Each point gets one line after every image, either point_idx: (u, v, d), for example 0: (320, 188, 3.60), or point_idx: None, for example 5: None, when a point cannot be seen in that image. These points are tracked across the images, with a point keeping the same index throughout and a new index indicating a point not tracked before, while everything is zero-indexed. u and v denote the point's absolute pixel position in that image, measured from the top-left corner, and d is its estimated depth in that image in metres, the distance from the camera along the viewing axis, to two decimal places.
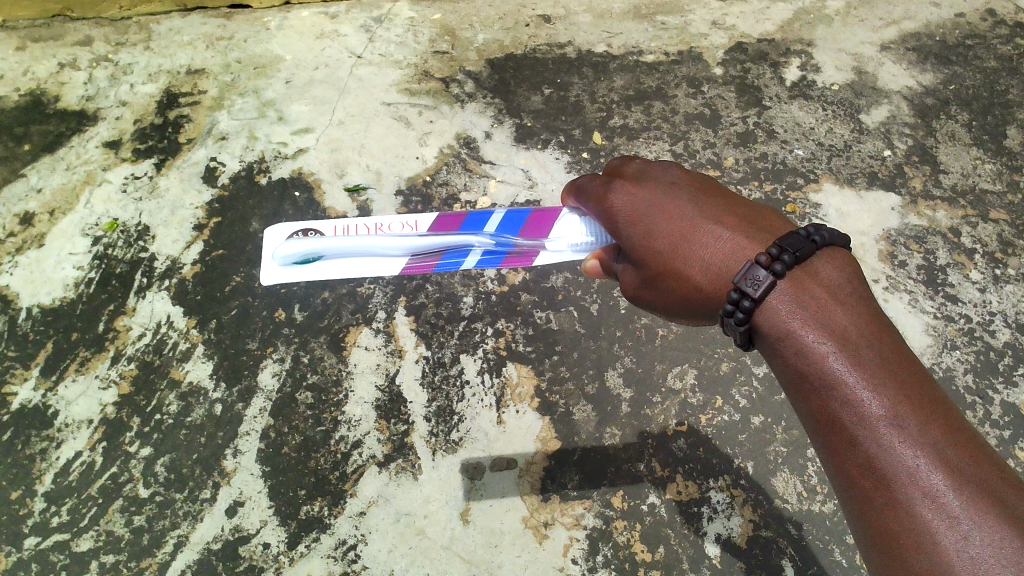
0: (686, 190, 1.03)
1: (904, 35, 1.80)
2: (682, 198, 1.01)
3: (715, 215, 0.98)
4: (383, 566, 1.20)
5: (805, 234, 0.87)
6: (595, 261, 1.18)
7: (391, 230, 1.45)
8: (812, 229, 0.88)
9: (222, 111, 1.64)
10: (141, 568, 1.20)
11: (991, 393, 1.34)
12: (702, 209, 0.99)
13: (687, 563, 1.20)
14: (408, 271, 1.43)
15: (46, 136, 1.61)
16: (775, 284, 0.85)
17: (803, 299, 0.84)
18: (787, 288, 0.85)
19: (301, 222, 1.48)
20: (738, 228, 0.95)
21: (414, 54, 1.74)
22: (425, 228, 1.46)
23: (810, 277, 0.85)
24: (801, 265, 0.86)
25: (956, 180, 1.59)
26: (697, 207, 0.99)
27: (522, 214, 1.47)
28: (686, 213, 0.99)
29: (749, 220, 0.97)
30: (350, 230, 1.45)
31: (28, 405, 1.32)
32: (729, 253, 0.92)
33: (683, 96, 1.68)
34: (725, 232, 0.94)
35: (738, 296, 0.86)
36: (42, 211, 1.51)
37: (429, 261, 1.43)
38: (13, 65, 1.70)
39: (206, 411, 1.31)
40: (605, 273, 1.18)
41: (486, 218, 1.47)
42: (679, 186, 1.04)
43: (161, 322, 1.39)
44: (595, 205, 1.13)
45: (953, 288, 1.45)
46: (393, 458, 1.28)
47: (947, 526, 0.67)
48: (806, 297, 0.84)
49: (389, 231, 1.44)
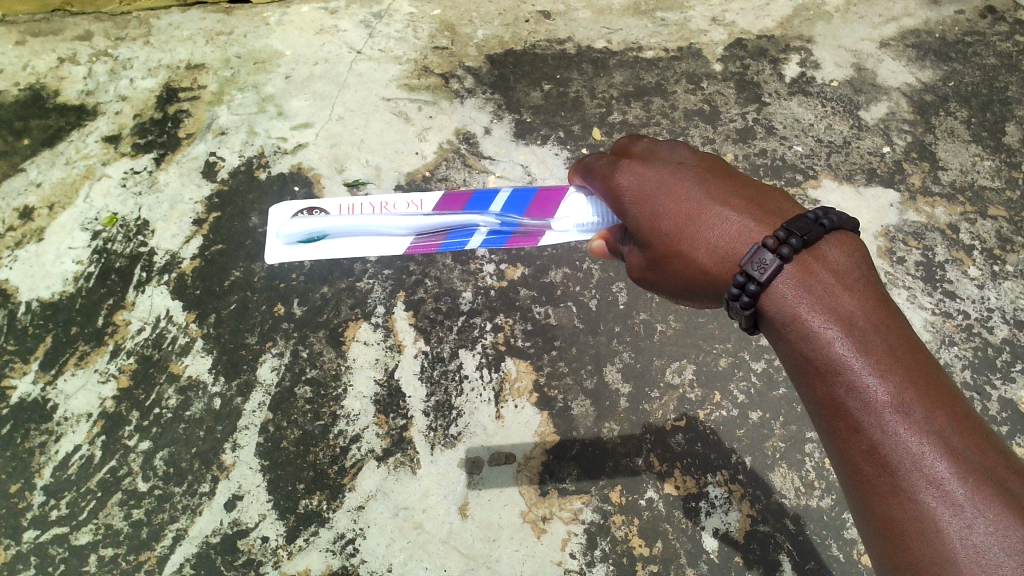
0: (693, 172, 1.03)
1: (903, 32, 1.81)
2: (690, 179, 1.01)
3: (722, 196, 0.97)
4: (382, 560, 1.20)
5: (813, 217, 0.87)
6: (599, 242, 1.21)
7: (396, 208, 1.50)
8: (820, 213, 0.88)
9: (222, 106, 1.64)
10: (140, 561, 1.20)
11: (989, 388, 1.35)
12: (709, 190, 0.99)
13: (685, 558, 1.21)
14: (413, 250, 1.45)
15: (46, 130, 1.61)
16: (781, 268, 0.85)
17: (809, 284, 0.84)
18: (794, 272, 0.85)
19: (303, 201, 1.51)
20: (746, 211, 0.94)
21: (414, 50, 1.74)
22: (429, 207, 1.50)
23: (817, 262, 0.86)
24: (807, 249, 0.86)
25: (955, 177, 1.59)
26: (705, 188, 0.99)
27: (527, 193, 1.52)
28: (693, 194, 0.98)
29: (757, 202, 0.96)
30: (355, 208, 1.50)
31: (27, 399, 1.32)
32: (735, 236, 0.92)
33: (683, 91, 1.68)
34: (733, 214, 0.94)
35: (744, 280, 0.87)
36: (41, 205, 1.52)
37: (434, 240, 1.46)
38: (13, 59, 1.70)
39: (205, 405, 1.31)
40: (609, 254, 1.20)
41: (492, 197, 1.52)
42: (686, 167, 1.04)
43: (160, 317, 1.39)
44: (602, 184, 1.13)
45: (952, 284, 1.46)
46: (392, 452, 1.28)
47: (951, 513, 0.67)
48: (813, 282, 0.84)
49: (394, 211, 1.48)
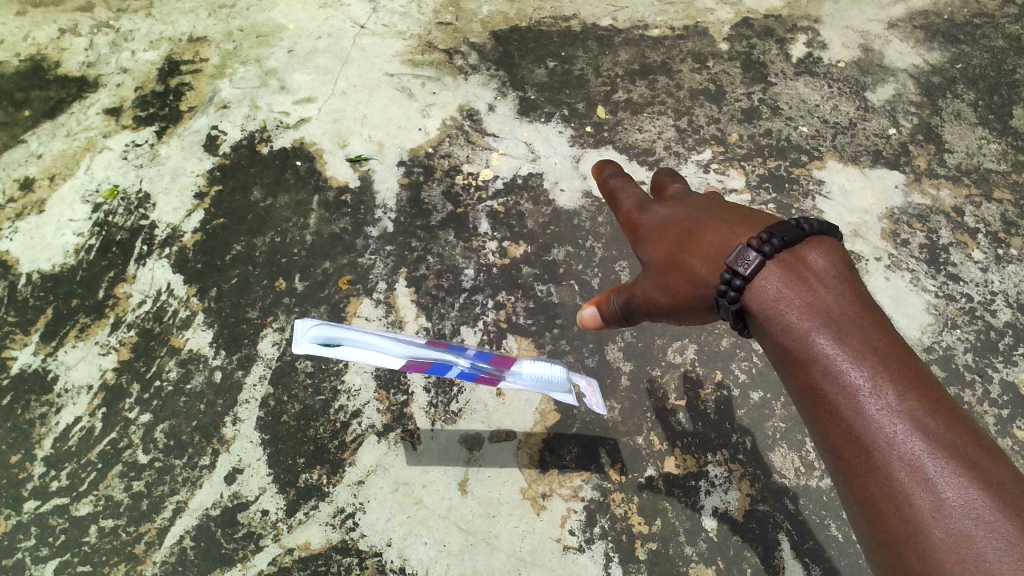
0: (697, 202, 0.98)
1: (911, 12, 1.79)
2: (692, 207, 0.96)
3: (718, 212, 0.92)
4: (381, 535, 1.20)
5: (796, 222, 0.82)
6: (590, 306, 1.06)
7: None
8: (803, 219, 0.83)
9: (224, 80, 1.63)
10: (140, 533, 1.20)
11: (991, 371, 1.35)
12: (706, 212, 0.94)
13: (684, 536, 1.21)
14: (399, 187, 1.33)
15: (47, 102, 1.59)
16: (764, 265, 0.80)
17: (791, 279, 0.79)
18: (776, 268, 0.80)
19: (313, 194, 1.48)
20: (736, 221, 0.89)
21: (417, 25, 1.72)
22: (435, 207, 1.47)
23: (800, 261, 0.80)
24: (790, 249, 0.81)
25: (961, 159, 1.58)
26: (704, 213, 0.94)
27: None
28: (692, 217, 0.93)
29: (746, 215, 0.90)
30: None
31: (27, 370, 1.32)
32: (724, 240, 0.86)
33: (689, 70, 1.67)
34: (724, 224, 0.88)
35: (730, 277, 0.81)
36: (42, 176, 1.51)
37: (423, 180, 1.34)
38: (13, 30, 1.68)
39: (206, 378, 1.31)
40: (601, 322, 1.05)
41: None
42: (690, 200, 0.99)
43: (161, 290, 1.39)
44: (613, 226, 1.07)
45: (956, 267, 1.45)
46: (392, 428, 1.28)
47: (932, 503, 0.62)
48: (795, 279, 0.79)
49: None
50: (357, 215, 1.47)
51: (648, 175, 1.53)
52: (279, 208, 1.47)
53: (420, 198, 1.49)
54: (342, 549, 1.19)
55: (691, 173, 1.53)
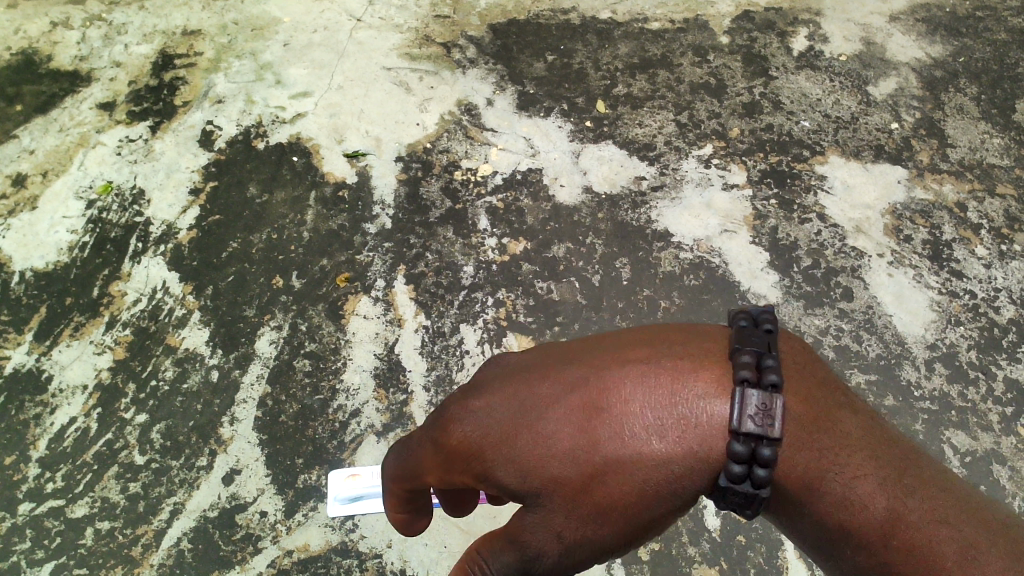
0: (537, 355, 0.64)
1: (913, 5, 1.77)
2: (549, 360, 0.62)
3: (600, 354, 0.60)
4: (382, 536, 1.19)
5: (749, 322, 0.58)
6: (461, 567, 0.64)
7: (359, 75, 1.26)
8: (753, 314, 0.59)
9: (219, 74, 1.61)
10: (137, 535, 1.19)
11: (994, 368, 1.34)
12: (584, 357, 0.60)
13: (687, 536, 1.20)
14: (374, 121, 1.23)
15: (39, 97, 1.57)
16: (782, 402, 0.53)
17: (808, 424, 0.53)
18: (796, 405, 0.53)
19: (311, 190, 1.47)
20: (654, 362, 0.58)
21: (415, 18, 1.70)
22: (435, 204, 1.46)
23: (800, 371, 0.56)
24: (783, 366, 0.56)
25: (964, 154, 1.57)
26: (575, 355, 0.61)
27: None
28: (590, 365, 0.59)
29: (621, 345, 0.61)
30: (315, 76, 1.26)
31: (21, 369, 1.30)
32: (678, 417, 0.55)
33: (689, 64, 1.65)
34: (650, 375, 0.57)
35: (740, 468, 0.53)
36: (34, 172, 1.48)
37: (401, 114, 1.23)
38: (4, 23, 1.65)
39: (202, 377, 1.29)
40: None
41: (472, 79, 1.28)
42: (523, 358, 0.65)
43: (156, 289, 1.37)
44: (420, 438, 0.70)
45: (959, 264, 1.44)
46: (391, 427, 1.26)
47: None
48: (806, 422, 0.53)
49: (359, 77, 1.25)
50: (355, 212, 1.45)
51: (649, 170, 1.52)
52: (276, 205, 1.45)
53: (418, 194, 1.47)
54: (342, 551, 1.18)
55: (692, 169, 1.52)
